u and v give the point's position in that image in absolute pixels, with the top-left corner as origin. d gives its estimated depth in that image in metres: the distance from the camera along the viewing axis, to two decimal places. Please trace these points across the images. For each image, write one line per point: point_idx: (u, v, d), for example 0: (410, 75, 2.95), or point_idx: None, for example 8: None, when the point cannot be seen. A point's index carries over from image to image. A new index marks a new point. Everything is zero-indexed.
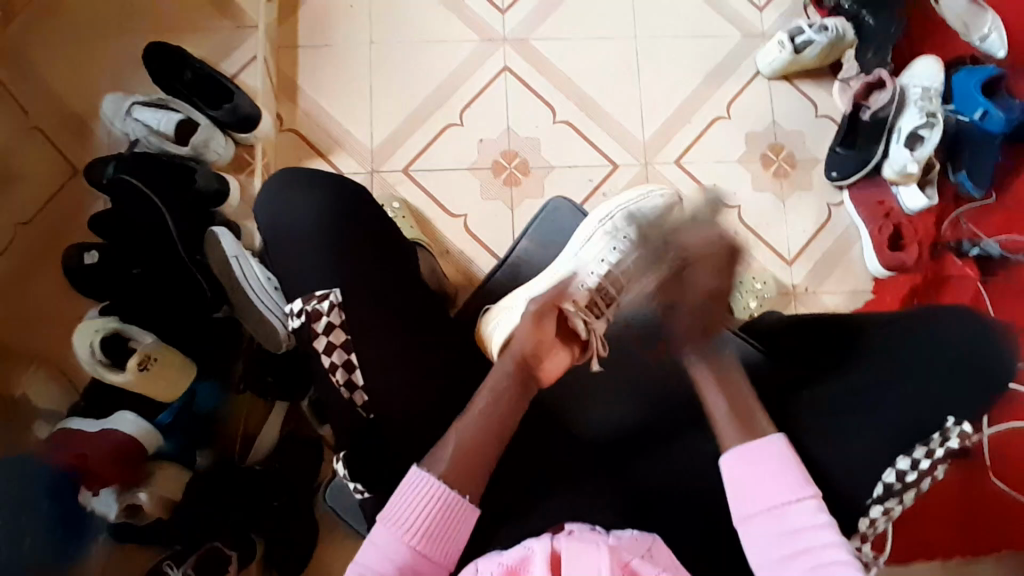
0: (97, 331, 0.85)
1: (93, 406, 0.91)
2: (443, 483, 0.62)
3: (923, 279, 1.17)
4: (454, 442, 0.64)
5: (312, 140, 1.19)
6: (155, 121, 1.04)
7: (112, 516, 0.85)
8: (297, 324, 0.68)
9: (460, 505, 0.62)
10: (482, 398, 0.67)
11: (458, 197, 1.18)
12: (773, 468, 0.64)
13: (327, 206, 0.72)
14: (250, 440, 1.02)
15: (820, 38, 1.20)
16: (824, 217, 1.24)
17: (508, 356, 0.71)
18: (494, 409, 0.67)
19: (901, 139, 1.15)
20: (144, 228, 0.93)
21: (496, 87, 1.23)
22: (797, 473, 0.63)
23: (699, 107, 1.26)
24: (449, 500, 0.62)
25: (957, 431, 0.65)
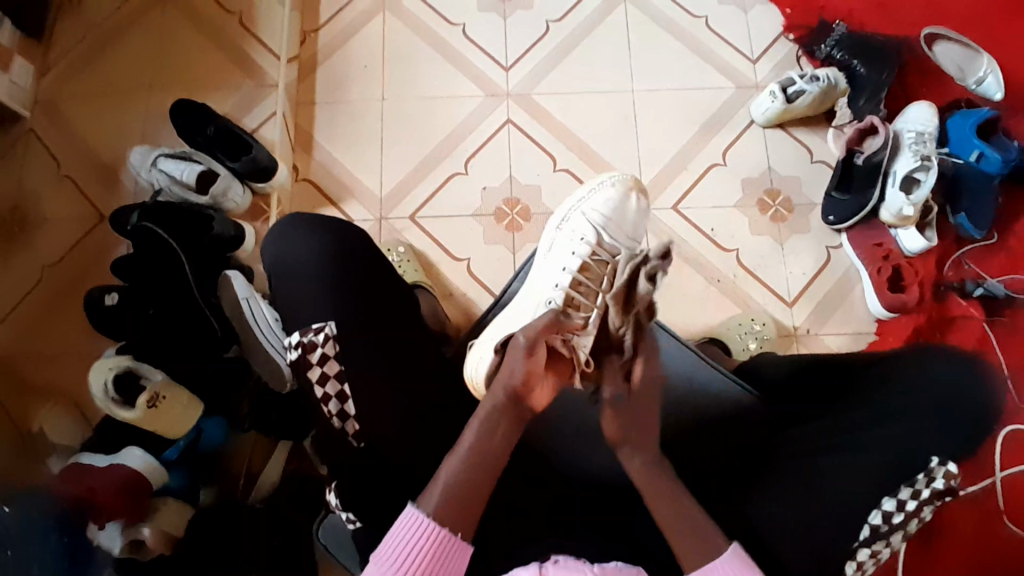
0: (111, 369, 0.89)
1: (103, 440, 0.95)
2: (433, 522, 0.60)
3: (925, 320, 1.17)
4: (441, 486, 0.62)
5: (326, 189, 1.25)
6: (177, 171, 1.10)
7: (115, 551, 0.87)
8: (293, 357, 0.71)
9: (450, 541, 0.60)
10: (469, 434, 0.66)
11: (462, 241, 1.22)
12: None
13: (326, 247, 0.75)
14: (252, 480, 1.04)
15: (811, 88, 1.26)
16: (823, 260, 1.26)
17: (498, 388, 0.69)
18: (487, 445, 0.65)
19: (897, 182, 1.18)
20: (160, 271, 0.98)
21: (500, 138, 1.29)
22: None
23: (696, 155, 1.30)
24: (442, 535, 0.60)
25: (943, 471, 0.65)
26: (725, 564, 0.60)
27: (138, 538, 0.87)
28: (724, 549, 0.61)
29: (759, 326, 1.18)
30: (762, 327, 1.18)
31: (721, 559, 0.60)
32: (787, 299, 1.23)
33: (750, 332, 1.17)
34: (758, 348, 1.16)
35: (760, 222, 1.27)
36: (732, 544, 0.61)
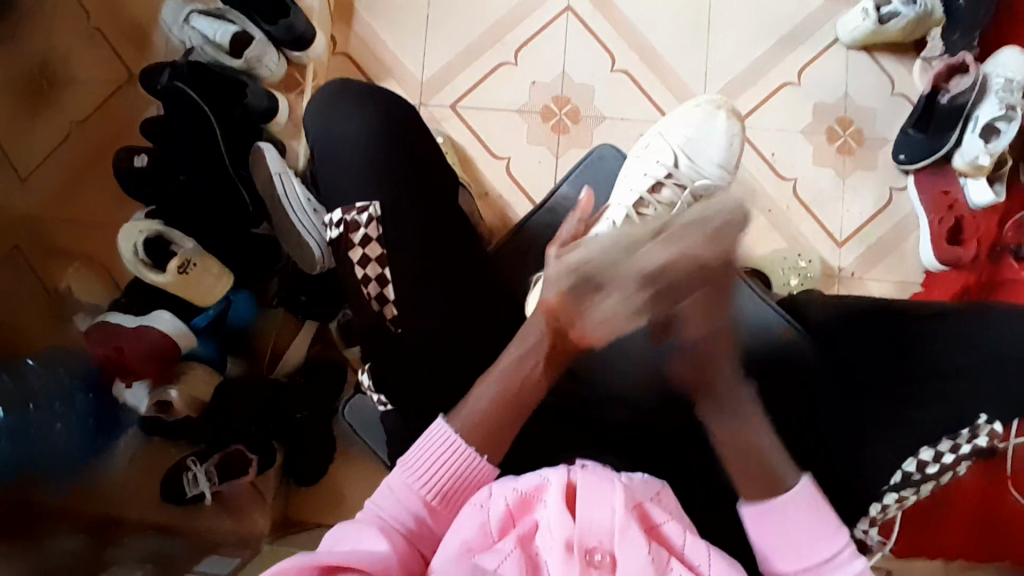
0: (140, 233, 0.87)
1: (133, 304, 0.94)
2: (461, 436, 0.61)
3: (975, 280, 1.09)
4: (480, 410, 0.62)
5: (364, 66, 1.17)
6: (210, 30, 1.01)
7: (142, 409, 0.91)
8: (335, 235, 0.69)
9: (478, 463, 0.61)
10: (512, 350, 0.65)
11: (504, 139, 1.15)
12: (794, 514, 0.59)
13: (372, 128, 0.71)
14: (277, 358, 1.05)
15: (908, 11, 1.10)
16: (884, 201, 1.18)
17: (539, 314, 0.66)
18: (522, 365, 0.64)
19: (977, 129, 1.06)
20: (190, 134, 0.92)
21: (556, 28, 1.18)
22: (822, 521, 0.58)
23: (767, 72, 1.19)
24: (466, 452, 0.60)
25: (987, 430, 0.66)
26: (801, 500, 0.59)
27: (164, 400, 0.90)
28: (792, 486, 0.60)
29: (805, 264, 1.13)
30: (807, 265, 1.13)
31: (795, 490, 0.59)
32: (838, 239, 1.17)
33: (794, 269, 1.12)
34: (799, 285, 1.11)
35: (825, 153, 1.18)
36: (808, 476, 0.59)
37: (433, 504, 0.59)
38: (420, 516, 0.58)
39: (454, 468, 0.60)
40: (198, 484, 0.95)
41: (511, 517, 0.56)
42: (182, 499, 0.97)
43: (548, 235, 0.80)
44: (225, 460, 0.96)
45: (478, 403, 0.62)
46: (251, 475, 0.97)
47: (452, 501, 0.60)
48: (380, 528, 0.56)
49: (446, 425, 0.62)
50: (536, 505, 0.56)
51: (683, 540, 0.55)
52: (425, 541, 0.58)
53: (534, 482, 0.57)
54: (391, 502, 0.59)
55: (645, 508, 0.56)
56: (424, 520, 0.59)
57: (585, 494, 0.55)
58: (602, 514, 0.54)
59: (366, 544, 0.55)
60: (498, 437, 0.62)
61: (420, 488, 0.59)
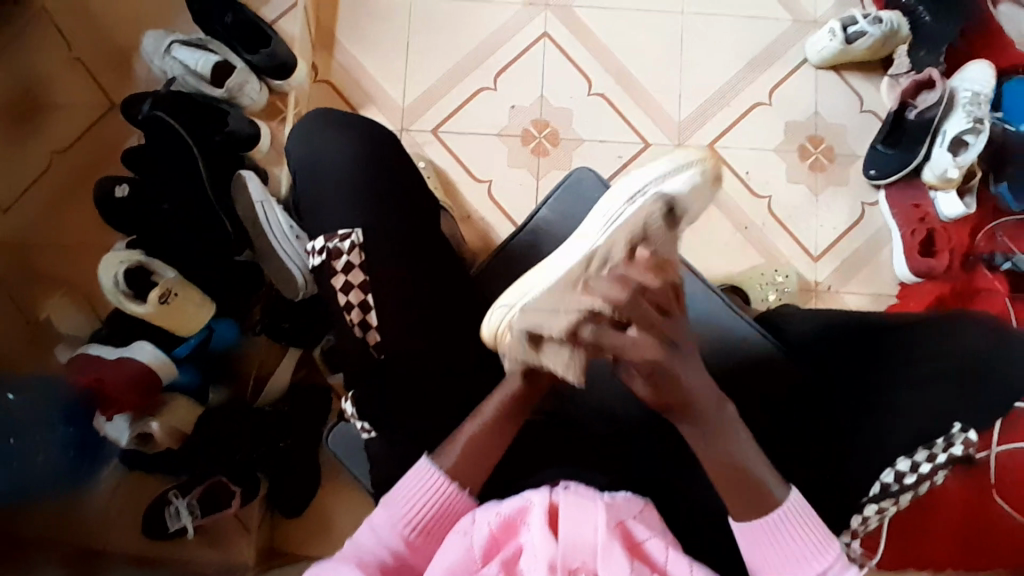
0: (121, 263, 0.87)
1: (114, 334, 0.93)
2: (446, 477, 0.62)
3: (950, 290, 1.12)
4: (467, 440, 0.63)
5: (346, 93, 1.19)
6: (191, 60, 1.03)
7: (123, 442, 0.90)
8: (318, 262, 0.70)
9: (461, 501, 0.62)
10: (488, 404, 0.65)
11: (485, 162, 1.17)
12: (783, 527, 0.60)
13: (353, 155, 0.72)
14: (261, 383, 1.05)
15: (873, 30, 1.15)
16: (857, 215, 1.21)
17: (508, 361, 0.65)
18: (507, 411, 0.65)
19: (945, 142, 1.10)
20: (172, 161, 0.94)
21: (534, 53, 1.20)
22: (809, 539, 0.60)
23: (740, 92, 1.22)
24: (450, 491, 0.61)
25: (962, 438, 0.66)
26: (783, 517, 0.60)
27: (147, 432, 0.90)
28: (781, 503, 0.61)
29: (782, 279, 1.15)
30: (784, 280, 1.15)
31: (785, 502, 0.60)
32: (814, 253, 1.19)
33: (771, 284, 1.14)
34: (777, 300, 1.13)
35: (798, 170, 1.21)
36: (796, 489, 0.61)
37: (412, 542, 0.60)
38: (399, 551, 0.60)
39: (434, 505, 0.61)
40: (181, 517, 0.95)
41: (495, 540, 0.56)
42: (165, 533, 0.96)
43: (530, 256, 0.81)
44: (208, 492, 0.95)
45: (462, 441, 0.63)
46: (234, 507, 0.96)
47: (431, 537, 0.61)
48: (358, 567, 0.57)
49: (428, 463, 0.62)
50: (520, 528, 0.56)
51: (665, 557, 0.56)
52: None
53: (516, 504, 0.57)
54: (370, 540, 0.60)
55: (627, 526, 0.57)
56: (402, 554, 0.60)
57: (567, 518, 0.55)
58: (586, 533, 0.55)
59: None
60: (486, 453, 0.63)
61: (399, 527, 0.60)
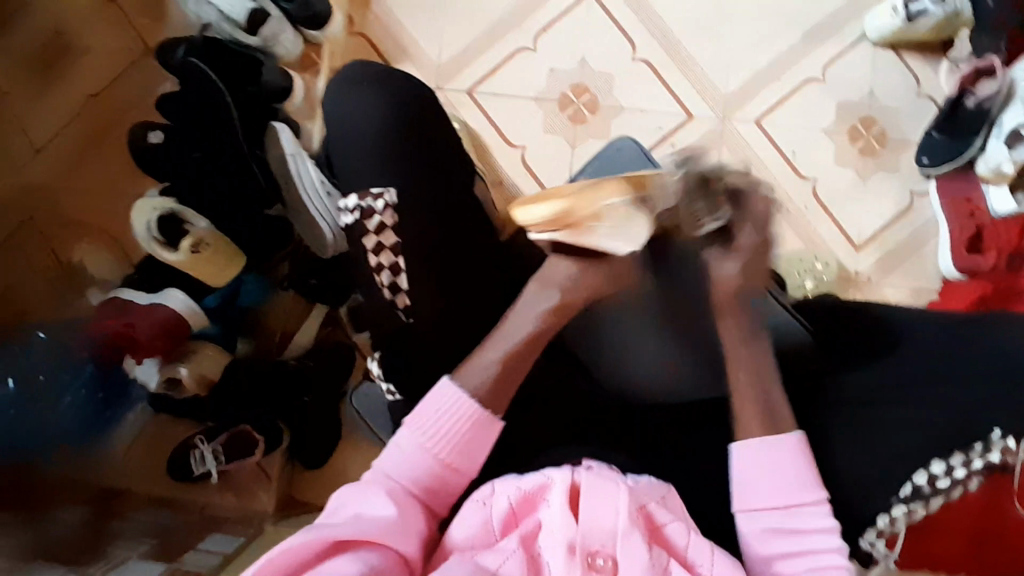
0: (155, 210, 0.87)
1: (144, 282, 0.92)
2: (469, 397, 0.63)
3: (992, 289, 1.05)
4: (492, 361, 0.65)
5: (381, 48, 1.16)
6: (228, 7, 0.99)
7: (151, 384, 0.92)
8: (349, 221, 0.69)
9: (484, 416, 0.63)
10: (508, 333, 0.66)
11: (520, 127, 1.14)
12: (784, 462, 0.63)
13: (391, 112, 0.70)
14: (288, 337, 1.06)
15: (936, 9, 1.07)
16: (904, 205, 1.16)
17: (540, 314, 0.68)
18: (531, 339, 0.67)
19: (1001, 135, 1.02)
20: (200, 111, 0.90)
21: (577, 15, 1.16)
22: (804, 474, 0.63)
23: (791, 68, 1.16)
24: (475, 411, 0.63)
25: (1002, 446, 0.64)
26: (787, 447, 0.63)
27: (175, 377, 0.92)
28: (789, 433, 0.64)
29: (821, 267, 1.11)
30: (823, 268, 1.11)
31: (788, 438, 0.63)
32: (855, 242, 1.15)
33: (808, 271, 1.09)
34: (813, 288, 1.07)
35: (846, 153, 1.16)
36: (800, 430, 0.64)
37: (442, 458, 0.62)
38: (431, 467, 0.61)
39: (458, 420, 0.63)
40: (205, 463, 0.97)
41: (513, 514, 0.56)
42: (189, 476, 0.99)
43: None
44: (232, 440, 0.97)
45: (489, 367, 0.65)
46: (257, 455, 0.98)
47: (460, 451, 0.62)
48: (390, 488, 0.59)
49: (452, 386, 0.63)
50: (539, 505, 0.56)
51: (687, 542, 0.55)
52: (434, 498, 0.61)
53: (537, 481, 0.57)
54: (398, 460, 0.61)
55: (648, 510, 0.56)
56: (436, 469, 0.61)
57: (589, 498, 0.55)
58: (605, 516, 0.54)
59: (373, 507, 0.57)
60: (512, 372, 0.65)
61: (425, 446, 0.61)
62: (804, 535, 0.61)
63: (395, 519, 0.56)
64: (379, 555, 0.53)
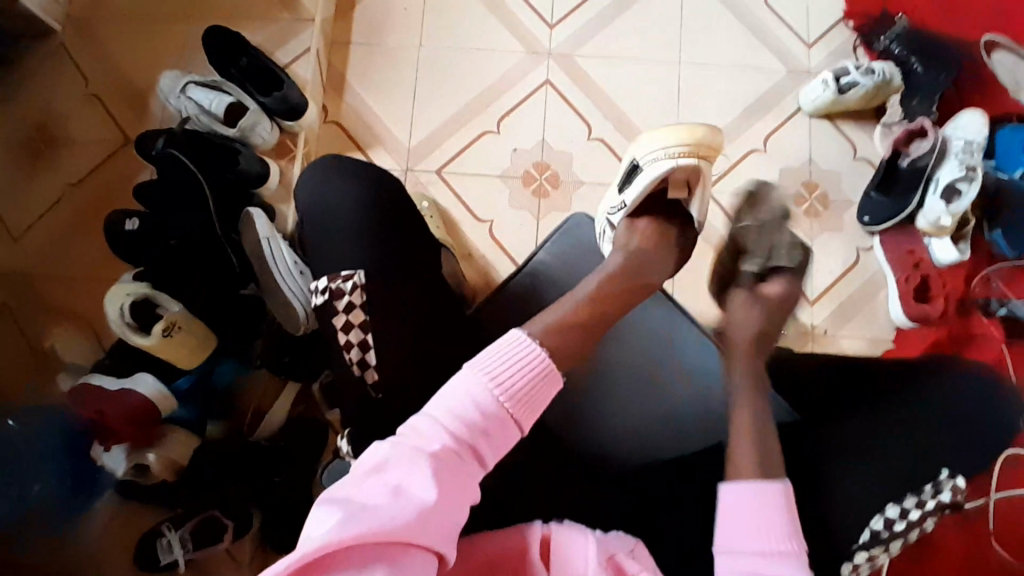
0: (128, 295, 0.88)
1: (115, 364, 0.94)
2: (539, 348, 0.60)
3: (945, 334, 1.14)
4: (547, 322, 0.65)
5: (353, 133, 1.23)
6: (206, 100, 1.07)
7: (120, 472, 0.91)
8: (320, 302, 0.71)
9: (552, 372, 0.60)
10: (567, 302, 0.68)
11: (487, 203, 1.20)
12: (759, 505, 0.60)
13: (358, 197, 0.75)
14: (259, 415, 1.04)
15: (865, 81, 1.20)
16: (852, 260, 1.23)
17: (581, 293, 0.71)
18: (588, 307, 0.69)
19: (937, 190, 1.12)
20: (183, 199, 0.97)
21: (536, 99, 1.25)
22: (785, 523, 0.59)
23: (735, 140, 1.26)
24: (548, 365, 0.60)
25: (949, 485, 0.69)
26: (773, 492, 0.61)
27: (143, 463, 0.90)
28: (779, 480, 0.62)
29: None
30: None
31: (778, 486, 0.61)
32: (810, 298, 1.21)
33: None
34: None
35: (794, 216, 1.24)
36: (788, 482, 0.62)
37: (506, 410, 0.56)
38: (493, 418, 0.56)
39: (527, 370, 0.58)
40: (173, 550, 0.94)
41: (488, 566, 0.58)
42: (156, 565, 0.95)
43: (527, 298, 0.82)
44: (200, 527, 0.95)
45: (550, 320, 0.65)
46: (227, 542, 0.95)
47: (524, 405, 0.57)
48: (438, 450, 0.54)
49: (523, 334, 0.61)
50: (517, 567, 0.58)
51: None
52: (489, 448, 0.56)
53: (508, 536, 0.59)
54: (460, 399, 0.56)
55: (619, 560, 0.57)
56: (495, 422, 0.56)
57: (559, 548, 0.57)
58: (577, 564, 0.56)
59: (419, 476, 0.52)
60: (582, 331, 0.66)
61: (490, 392, 0.56)
62: None
63: (440, 499, 0.51)
64: (415, 555, 0.48)
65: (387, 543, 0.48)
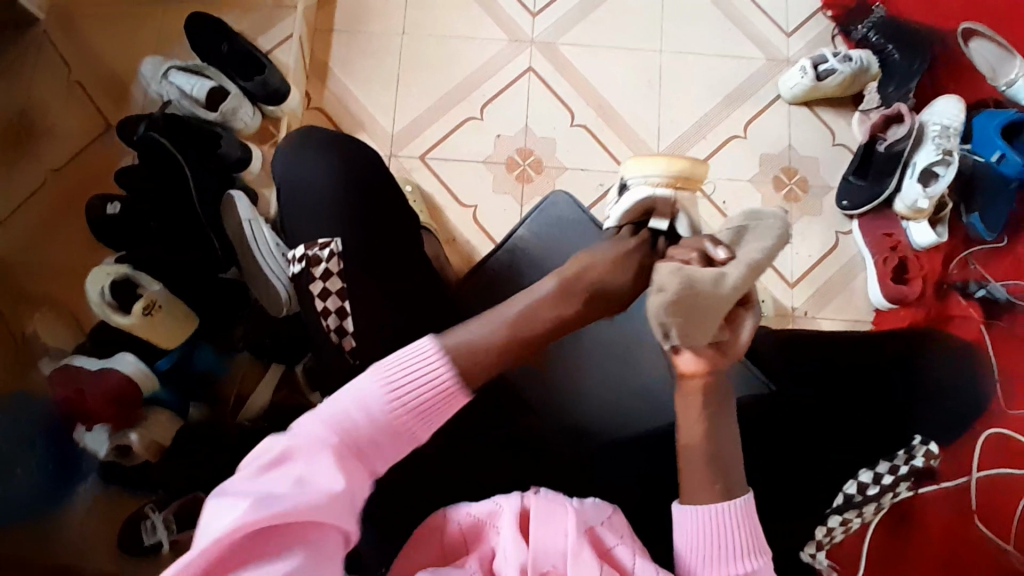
0: (108, 275, 0.89)
1: (97, 347, 0.95)
2: (449, 361, 0.56)
3: (924, 316, 1.15)
4: (468, 338, 0.58)
5: (337, 119, 1.23)
6: (187, 84, 1.07)
7: (100, 454, 0.91)
8: (297, 270, 0.72)
9: (451, 387, 0.56)
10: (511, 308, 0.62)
11: (471, 188, 1.21)
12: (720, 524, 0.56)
13: (337, 171, 0.75)
14: (242, 401, 1.04)
15: (842, 67, 1.22)
16: (831, 243, 1.24)
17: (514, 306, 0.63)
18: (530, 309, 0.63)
19: (915, 173, 1.15)
20: (164, 182, 0.97)
21: (519, 86, 1.26)
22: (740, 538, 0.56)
23: (716, 126, 1.27)
24: (452, 380, 0.56)
25: (919, 450, 0.78)
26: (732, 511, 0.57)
27: (125, 444, 0.90)
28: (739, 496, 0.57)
29: (759, 304, 1.18)
30: (761, 305, 1.18)
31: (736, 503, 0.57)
32: (790, 280, 1.22)
33: None
34: None
35: (774, 200, 1.25)
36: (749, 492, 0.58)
37: (398, 418, 0.55)
38: (388, 425, 0.54)
39: (428, 382, 0.56)
40: (157, 532, 0.94)
41: (465, 541, 0.57)
42: (138, 550, 0.94)
43: (507, 274, 0.83)
44: (184, 509, 0.94)
45: (477, 334, 0.59)
46: None
47: (422, 416, 0.55)
48: (338, 447, 0.52)
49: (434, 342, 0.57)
50: (490, 532, 0.57)
51: (633, 561, 0.56)
52: (385, 450, 0.55)
53: (487, 507, 0.58)
54: (351, 401, 0.54)
55: (597, 532, 0.56)
56: (390, 430, 0.54)
57: (537, 521, 0.55)
58: (555, 537, 0.54)
59: (321, 472, 0.51)
60: (506, 351, 0.59)
61: (387, 399, 0.54)
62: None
63: (340, 498, 0.50)
64: (317, 543, 0.48)
65: (285, 533, 0.47)
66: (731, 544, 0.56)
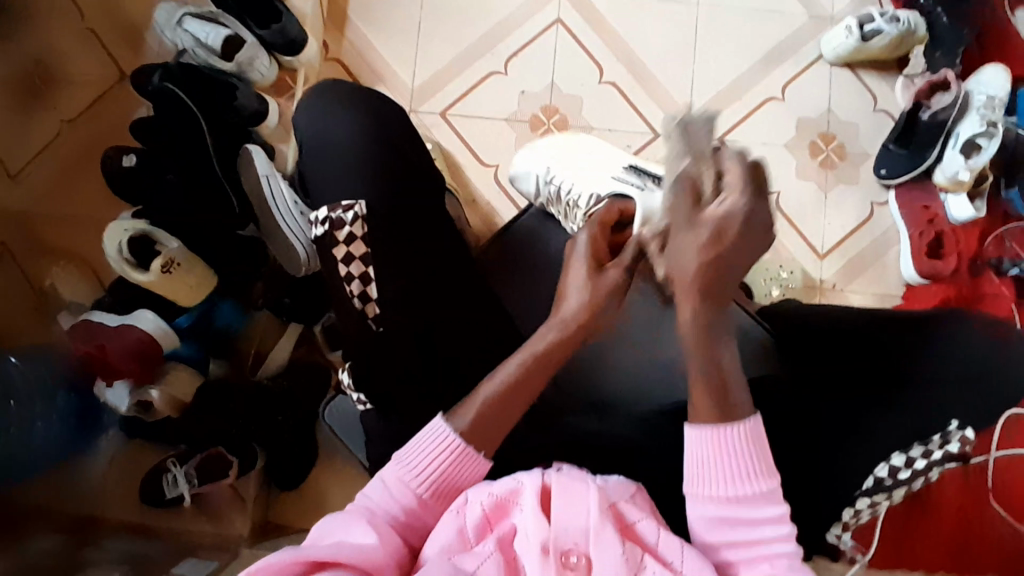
0: (126, 231, 0.87)
1: (117, 302, 0.93)
2: (458, 437, 0.59)
3: (954, 293, 1.12)
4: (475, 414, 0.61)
5: (355, 72, 1.18)
6: (202, 33, 1.02)
7: (123, 408, 0.91)
8: (320, 233, 0.70)
9: (471, 457, 0.60)
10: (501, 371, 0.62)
11: (493, 147, 1.17)
12: (730, 448, 0.57)
13: (360, 129, 0.72)
14: (261, 358, 1.07)
15: (889, 28, 1.13)
16: (865, 215, 1.19)
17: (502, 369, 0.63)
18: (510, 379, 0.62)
19: (957, 145, 1.08)
20: (180, 137, 0.93)
21: (546, 39, 1.20)
22: (754, 464, 0.57)
23: (754, 85, 1.21)
24: (466, 451, 0.59)
25: (959, 435, 0.66)
26: (738, 435, 0.57)
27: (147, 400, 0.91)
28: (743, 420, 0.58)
29: (786, 275, 1.15)
30: (788, 276, 1.15)
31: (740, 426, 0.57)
32: (820, 252, 1.18)
33: (774, 279, 1.13)
34: (779, 295, 1.12)
35: (808, 167, 1.20)
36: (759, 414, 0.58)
37: (423, 493, 0.58)
38: (412, 504, 0.58)
39: (442, 458, 0.59)
40: (178, 486, 0.95)
41: (487, 521, 0.56)
42: (160, 502, 0.98)
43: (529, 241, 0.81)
44: (207, 461, 0.96)
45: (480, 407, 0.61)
46: (231, 478, 0.97)
47: (444, 490, 0.59)
48: (369, 521, 0.56)
49: (444, 422, 0.60)
50: (512, 509, 0.56)
51: (657, 537, 0.55)
52: (414, 533, 0.58)
53: (508, 485, 0.57)
54: (378, 491, 0.58)
55: (619, 509, 0.56)
56: (415, 511, 0.58)
57: (560, 499, 0.55)
58: (577, 516, 0.54)
59: (354, 536, 0.54)
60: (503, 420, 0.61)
61: (410, 483, 0.58)
62: (748, 528, 0.56)
63: (370, 553, 0.53)
64: None
65: None
66: (739, 466, 0.57)
